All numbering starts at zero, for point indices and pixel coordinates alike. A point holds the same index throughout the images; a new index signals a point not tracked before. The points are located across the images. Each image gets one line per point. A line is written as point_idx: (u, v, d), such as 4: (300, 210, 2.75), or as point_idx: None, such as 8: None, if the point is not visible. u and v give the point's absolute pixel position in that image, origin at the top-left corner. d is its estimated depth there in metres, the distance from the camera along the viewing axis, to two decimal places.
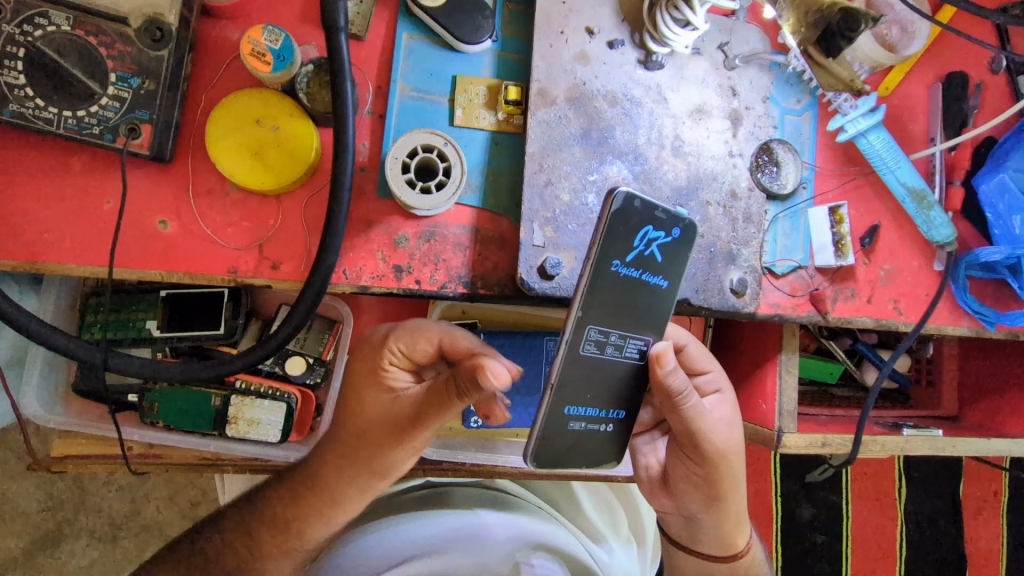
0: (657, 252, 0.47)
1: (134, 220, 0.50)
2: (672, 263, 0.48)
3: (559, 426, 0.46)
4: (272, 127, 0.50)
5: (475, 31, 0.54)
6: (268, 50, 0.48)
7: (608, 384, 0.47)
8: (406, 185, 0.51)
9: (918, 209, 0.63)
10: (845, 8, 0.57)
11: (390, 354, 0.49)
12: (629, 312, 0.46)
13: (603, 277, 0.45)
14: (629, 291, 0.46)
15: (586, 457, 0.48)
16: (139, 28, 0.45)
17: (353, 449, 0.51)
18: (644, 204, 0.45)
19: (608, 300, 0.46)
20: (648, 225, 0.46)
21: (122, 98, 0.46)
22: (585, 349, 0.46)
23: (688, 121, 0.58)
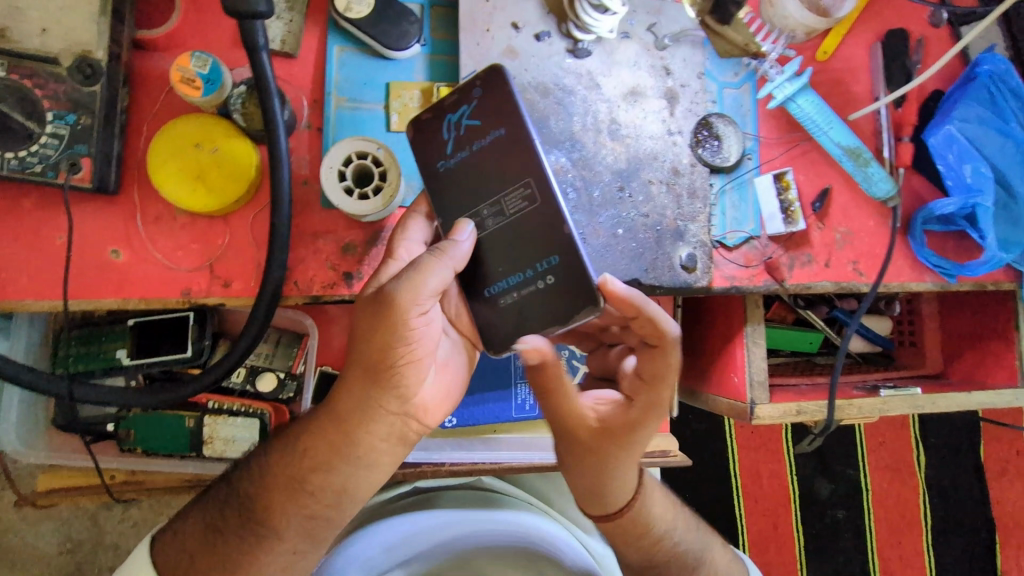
0: (472, 120, 0.51)
1: (87, 252, 0.51)
2: (495, 112, 0.50)
3: (493, 309, 0.51)
4: (210, 150, 0.51)
5: (402, 37, 0.55)
6: (197, 76, 0.49)
7: (512, 247, 0.50)
8: (344, 193, 0.52)
9: (856, 166, 0.63)
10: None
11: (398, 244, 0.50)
12: (494, 182, 0.50)
13: (435, 182, 0.51)
14: (484, 158, 0.51)
15: (539, 314, 0.50)
16: (71, 67, 0.47)
17: (360, 342, 0.48)
18: (432, 113, 0.51)
19: (458, 191, 0.51)
20: (447, 114, 0.51)
21: (60, 135, 0.47)
22: (487, 225, 0.51)
23: (623, 104, 0.59)
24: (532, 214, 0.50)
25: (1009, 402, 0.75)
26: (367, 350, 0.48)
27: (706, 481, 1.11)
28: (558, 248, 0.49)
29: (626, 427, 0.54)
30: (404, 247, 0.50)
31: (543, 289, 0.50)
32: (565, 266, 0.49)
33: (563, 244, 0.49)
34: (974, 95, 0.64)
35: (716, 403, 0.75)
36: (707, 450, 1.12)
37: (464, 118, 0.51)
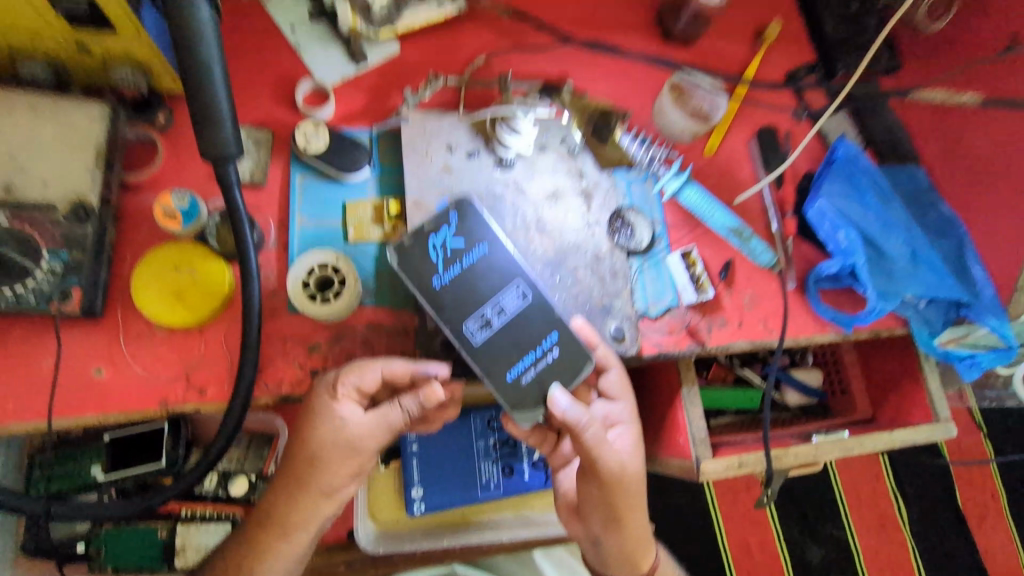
0: (454, 239, 0.60)
1: (72, 373, 0.56)
2: (473, 228, 0.60)
3: (517, 388, 0.59)
4: (190, 272, 0.59)
5: (354, 164, 0.65)
6: (177, 210, 0.58)
7: (525, 332, 0.60)
8: (308, 298, 0.60)
9: (741, 241, 0.76)
10: (602, 110, 0.75)
11: (346, 390, 0.53)
12: (491, 289, 0.60)
13: (431, 296, 0.59)
14: (475, 268, 0.60)
15: (557, 381, 0.60)
16: (67, 211, 0.55)
17: (310, 473, 0.54)
18: (416, 242, 0.60)
19: (457, 301, 0.59)
20: (429, 237, 0.60)
21: (55, 271, 0.54)
22: (494, 323, 0.59)
23: (546, 204, 0.70)
24: (532, 304, 0.60)
25: (931, 437, 0.81)
26: (319, 477, 0.54)
27: (695, 548, 1.13)
28: (555, 325, 0.60)
29: (641, 446, 0.67)
30: (350, 391, 0.53)
31: (554, 359, 0.60)
32: (566, 338, 0.60)
33: (560, 321, 0.60)
34: (836, 175, 0.78)
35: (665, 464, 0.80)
36: (690, 515, 1.15)
37: (449, 238, 0.60)
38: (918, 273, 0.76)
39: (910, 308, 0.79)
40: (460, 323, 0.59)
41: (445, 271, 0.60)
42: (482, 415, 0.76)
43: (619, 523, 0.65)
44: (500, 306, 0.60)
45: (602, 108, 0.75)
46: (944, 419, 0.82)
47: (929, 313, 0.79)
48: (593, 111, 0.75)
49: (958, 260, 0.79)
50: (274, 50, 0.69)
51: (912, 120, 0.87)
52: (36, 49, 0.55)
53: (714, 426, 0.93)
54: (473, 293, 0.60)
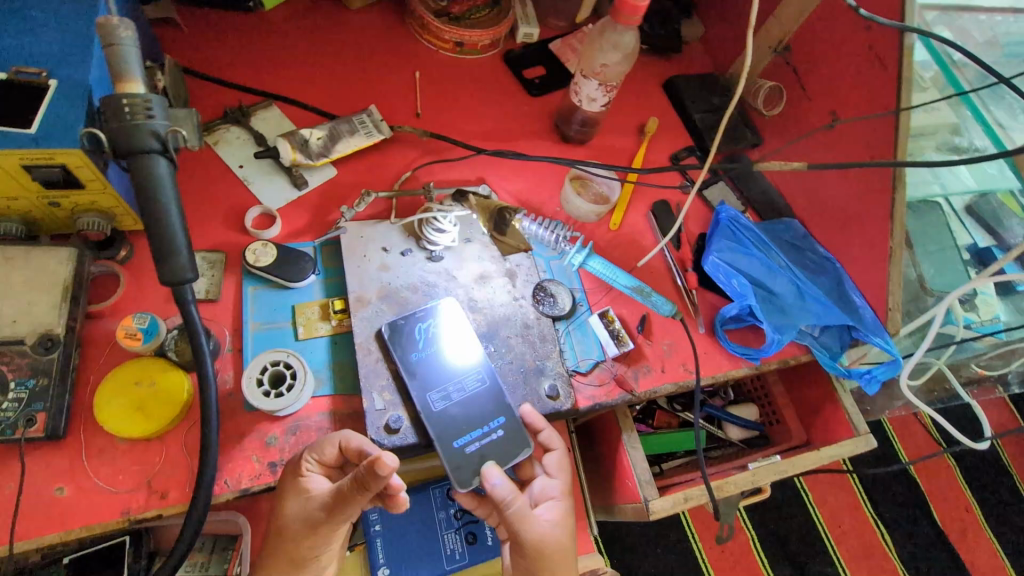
0: (432, 326, 0.73)
1: (34, 496, 0.59)
2: (452, 320, 0.74)
3: (461, 455, 0.69)
4: (150, 384, 0.64)
5: (300, 272, 0.74)
6: (139, 330, 0.64)
7: (478, 409, 0.71)
8: (262, 395, 0.65)
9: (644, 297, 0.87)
10: (500, 208, 0.85)
11: (307, 464, 0.62)
12: (454, 368, 0.72)
13: (408, 373, 0.71)
14: (444, 351, 0.73)
15: (495, 458, 0.70)
16: (34, 343, 0.60)
17: (281, 540, 0.63)
18: (405, 320, 0.73)
19: (428, 377, 0.71)
20: (413, 323, 0.73)
21: (21, 397, 0.59)
22: (455, 396, 0.71)
23: (475, 286, 0.79)
24: (487, 385, 0.72)
25: (855, 450, 0.89)
26: (287, 544, 0.63)
27: None
28: (504, 411, 0.72)
29: (567, 520, 0.70)
30: (314, 470, 0.63)
31: (497, 439, 0.71)
32: (508, 423, 0.71)
33: (506, 409, 0.72)
34: (722, 232, 0.91)
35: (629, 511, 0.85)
36: None
37: (425, 326, 0.73)
38: (807, 306, 0.87)
39: (807, 336, 0.90)
40: (420, 394, 0.70)
41: (421, 350, 0.72)
42: (441, 487, 0.82)
43: None
44: (457, 387, 0.71)
45: (501, 206, 0.85)
46: (863, 433, 0.90)
47: (825, 339, 0.90)
48: (494, 209, 0.85)
49: (838, 291, 0.91)
50: (224, 184, 0.80)
51: (780, 181, 1.03)
52: (11, 209, 0.63)
53: (667, 470, 1.00)
54: (434, 371, 0.71)
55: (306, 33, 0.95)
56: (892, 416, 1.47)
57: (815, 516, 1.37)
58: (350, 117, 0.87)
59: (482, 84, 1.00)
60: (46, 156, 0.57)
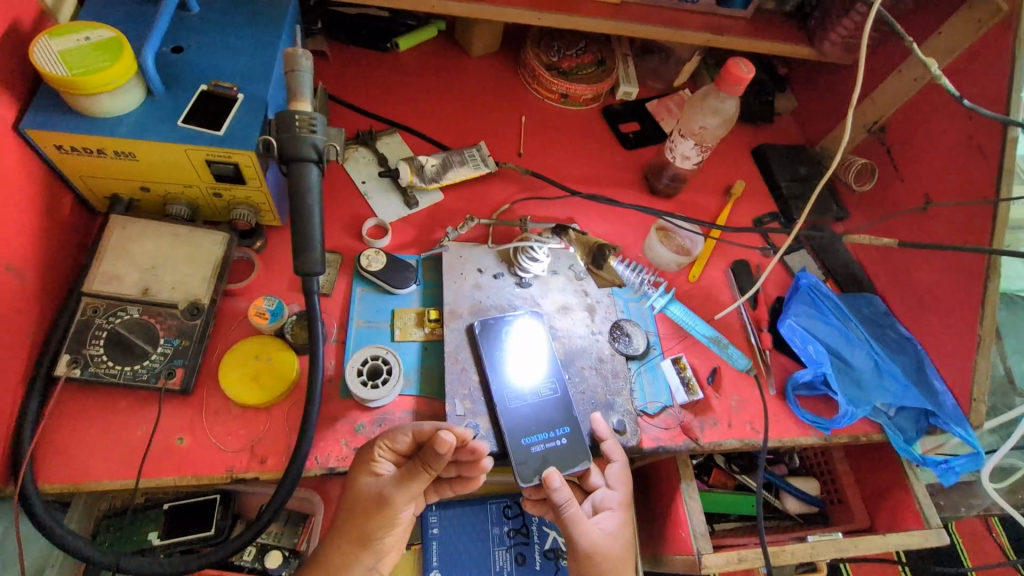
0: (517, 328, 0.81)
1: (161, 441, 0.67)
2: (535, 328, 0.82)
3: (526, 452, 0.73)
4: (267, 359, 0.72)
5: (404, 280, 0.82)
6: (266, 310, 0.74)
7: (546, 416, 0.76)
8: (360, 384, 0.72)
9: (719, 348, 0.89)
10: (602, 245, 0.92)
11: (379, 449, 0.68)
12: (530, 372, 0.78)
13: (487, 365, 0.77)
14: (523, 359, 0.79)
15: (556, 464, 0.74)
16: (184, 308, 0.70)
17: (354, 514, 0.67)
18: (496, 317, 0.80)
19: (505, 373, 0.77)
20: (503, 322, 0.80)
21: (167, 353, 0.69)
22: (529, 398, 0.76)
23: (557, 315, 0.85)
24: (558, 399, 0.77)
25: (925, 543, 0.84)
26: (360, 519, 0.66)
27: None
28: (570, 421, 0.76)
29: (622, 534, 0.76)
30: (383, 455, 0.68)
31: (561, 445, 0.75)
32: (574, 434, 0.76)
33: (572, 418, 0.76)
34: (801, 297, 0.92)
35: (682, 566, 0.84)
36: None
37: (510, 330, 0.80)
38: (884, 384, 0.86)
39: (883, 415, 0.88)
40: (497, 391, 0.76)
41: (504, 347, 0.79)
42: (498, 503, 0.85)
43: None
44: (530, 393, 0.76)
45: (602, 243, 0.93)
46: (936, 525, 0.85)
47: (902, 421, 0.88)
48: (595, 244, 0.93)
49: (918, 374, 0.90)
50: (348, 195, 0.90)
51: (864, 256, 1.03)
52: (182, 194, 0.74)
53: (718, 531, 0.98)
54: (511, 375, 0.77)
55: (431, 73, 1.07)
56: (964, 523, 1.37)
57: None
58: (462, 150, 0.97)
59: (581, 133, 1.09)
60: (225, 154, 0.68)
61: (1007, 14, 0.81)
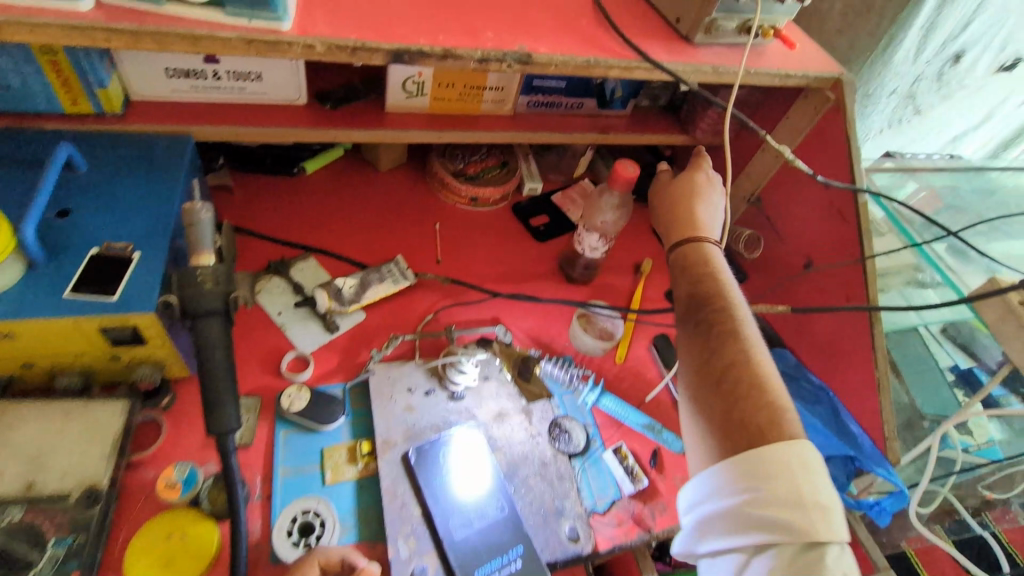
0: (454, 448, 0.79)
1: None
2: (473, 446, 0.80)
3: None
4: (182, 536, 0.66)
5: (331, 415, 0.79)
6: (177, 480, 0.69)
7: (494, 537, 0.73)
8: (291, 545, 0.69)
9: (654, 434, 0.90)
10: (523, 357, 0.92)
11: None
12: (472, 492, 0.76)
13: (427, 494, 0.74)
14: (462, 480, 0.77)
15: None
16: (78, 497, 0.63)
17: None
18: (432, 440, 0.79)
19: (446, 499, 0.75)
20: (439, 444, 0.79)
21: (57, 556, 0.60)
22: (477, 522, 0.74)
23: (494, 424, 0.84)
24: (506, 518, 0.75)
25: None
26: None
27: None
28: (521, 539, 0.74)
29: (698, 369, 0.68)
30: None
31: (516, 569, 0.72)
32: (528, 552, 0.73)
33: (524, 536, 0.74)
34: None
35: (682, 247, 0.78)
36: None
37: (447, 451, 0.78)
38: None
39: None
40: (443, 521, 0.73)
41: (442, 471, 0.77)
42: None
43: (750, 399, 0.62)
44: (476, 512, 0.74)
45: (524, 354, 0.92)
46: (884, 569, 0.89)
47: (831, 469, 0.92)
48: (518, 356, 0.92)
49: (837, 421, 0.96)
50: (263, 330, 0.87)
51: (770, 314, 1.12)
52: (72, 365, 0.68)
53: None
54: (455, 499, 0.75)
55: (341, 193, 1.09)
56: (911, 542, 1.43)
57: None
58: (380, 266, 0.97)
59: (495, 232, 1.13)
60: (119, 321, 0.64)
61: (835, 102, 0.95)
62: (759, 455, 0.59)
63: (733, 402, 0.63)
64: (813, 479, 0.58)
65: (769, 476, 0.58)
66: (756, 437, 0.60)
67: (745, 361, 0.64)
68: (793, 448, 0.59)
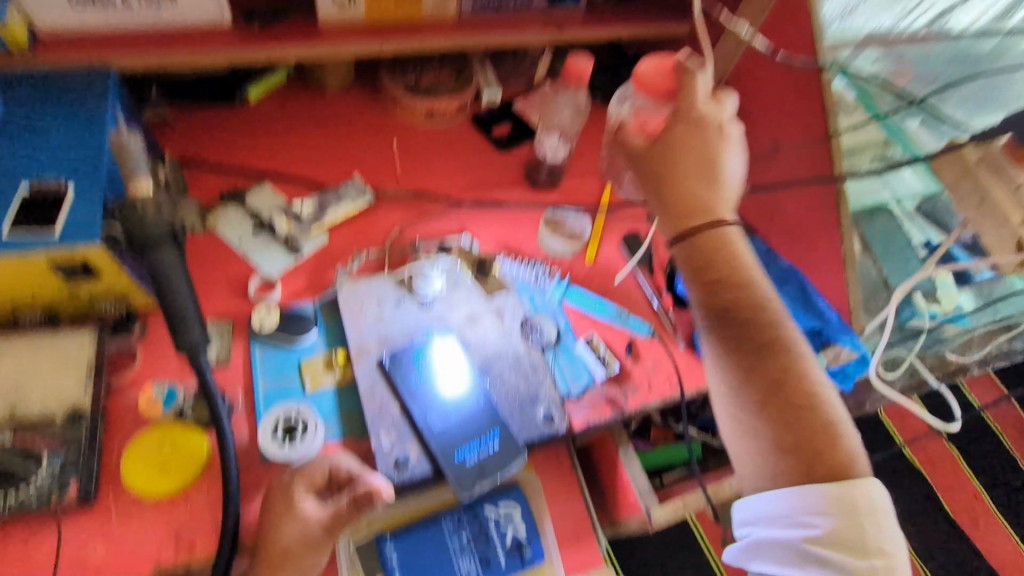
0: (426, 354, 0.81)
1: (70, 559, 0.64)
2: (450, 351, 0.82)
3: (462, 468, 0.74)
4: (171, 447, 0.70)
5: (303, 330, 0.81)
6: (158, 398, 0.72)
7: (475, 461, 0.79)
8: (277, 445, 0.73)
9: (624, 319, 0.93)
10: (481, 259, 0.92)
11: (298, 488, 0.67)
12: (452, 387, 0.79)
13: (406, 392, 0.77)
14: (439, 379, 0.79)
15: (493, 468, 0.75)
16: (64, 418, 0.66)
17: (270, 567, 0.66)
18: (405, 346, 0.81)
19: (428, 391, 0.78)
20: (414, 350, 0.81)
21: (54, 470, 0.65)
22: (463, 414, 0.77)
23: (466, 327, 0.86)
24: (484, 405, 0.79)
25: None
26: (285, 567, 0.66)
27: None
28: (497, 422, 0.78)
29: (744, 356, 0.68)
30: (305, 500, 0.67)
31: (494, 451, 0.76)
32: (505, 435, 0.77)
33: (500, 420, 0.78)
34: None
35: (691, 246, 0.73)
36: None
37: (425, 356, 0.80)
38: None
39: None
40: (421, 416, 0.76)
41: (415, 376, 0.79)
42: (453, 516, 0.81)
43: (800, 406, 0.65)
44: (454, 413, 0.77)
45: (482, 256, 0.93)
46: None
47: None
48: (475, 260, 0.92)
49: (804, 301, 0.98)
50: (227, 257, 0.88)
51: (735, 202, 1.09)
52: (33, 301, 0.70)
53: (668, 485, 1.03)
54: (435, 393, 0.78)
55: (291, 117, 1.05)
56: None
57: None
58: (338, 186, 0.96)
59: (456, 144, 1.08)
60: (68, 255, 0.65)
61: None
62: (837, 496, 0.61)
63: (797, 448, 0.64)
64: (870, 532, 0.61)
65: (840, 518, 0.61)
66: (803, 428, 0.64)
67: (791, 371, 0.67)
68: (849, 490, 0.62)
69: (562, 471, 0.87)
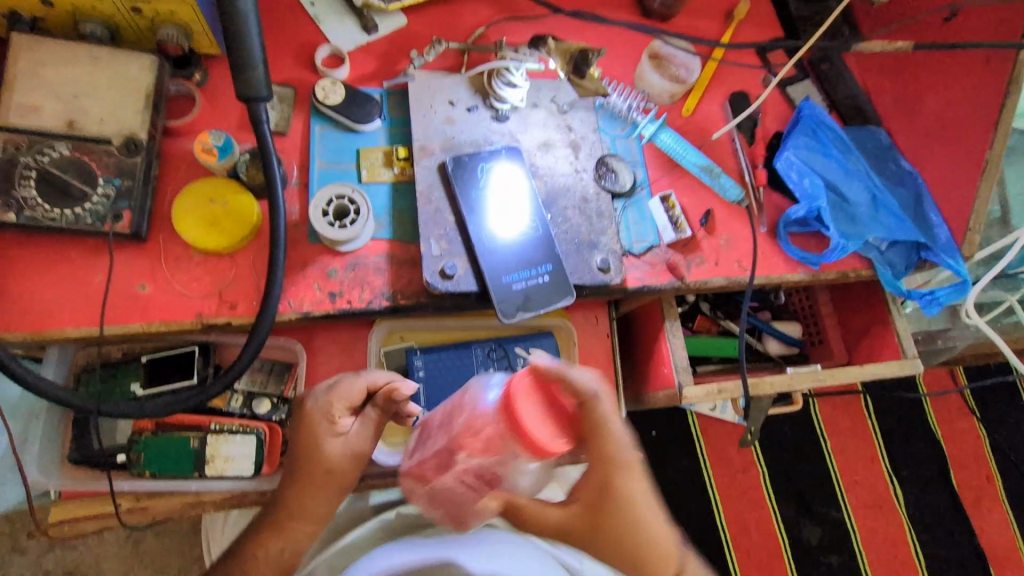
0: (487, 168, 0.74)
1: (121, 288, 0.64)
2: (513, 171, 0.75)
3: (507, 291, 0.71)
4: (223, 204, 0.67)
5: (366, 115, 0.74)
6: (214, 146, 0.66)
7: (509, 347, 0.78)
8: (327, 224, 0.69)
9: (713, 178, 0.83)
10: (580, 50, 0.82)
11: (335, 408, 0.66)
12: (512, 211, 0.74)
13: (463, 203, 0.72)
14: (499, 199, 0.74)
15: (539, 299, 0.72)
16: (120, 145, 0.64)
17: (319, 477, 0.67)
18: (471, 155, 0.74)
19: (487, 208, 0.73)
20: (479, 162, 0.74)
21: (109, 195, 0.63)
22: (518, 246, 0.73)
23: (538, 152, 0.78)
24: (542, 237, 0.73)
25: (897, 372, 0.86)
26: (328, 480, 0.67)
27: (694, 506, 1.25)
28: (552, 258, 0.73)
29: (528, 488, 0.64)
30: (344, 420, 0.67)
31: (543, 283, 0.72)
32: (556, 272, 0.73)
33: (555, 257, 0.73)
34: (801, 130, 0.85)
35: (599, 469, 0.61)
36: (683, 465, 1.26)
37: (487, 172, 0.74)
38: (879, 219, 0.82)
39: (874, 250, 0.84)
40: (475, 231, 0.72)
41: (475, 189, 0.73)
42: (484, 346, 0.79)
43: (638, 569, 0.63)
44: (513, 236, 0.73)
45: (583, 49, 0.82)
46: (911, 356, 0.87)
47: (891, 256, 0.84)
48: (574, 53, 0.82)
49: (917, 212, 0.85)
50: (294, 18, 0.79)
51: (870, 82, 0.92)
52: (92, 12, 0.64)
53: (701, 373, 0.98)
54: (491, 213, 0.73)
55: None
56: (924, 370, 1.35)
57: (828, 455, 1.31)
58: None
59: None
60: None
61: None
62: None
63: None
64: None
65: None
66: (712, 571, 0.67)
67: (637, 554, 0.63)
68: None
69: (601, 329, 0.84)
